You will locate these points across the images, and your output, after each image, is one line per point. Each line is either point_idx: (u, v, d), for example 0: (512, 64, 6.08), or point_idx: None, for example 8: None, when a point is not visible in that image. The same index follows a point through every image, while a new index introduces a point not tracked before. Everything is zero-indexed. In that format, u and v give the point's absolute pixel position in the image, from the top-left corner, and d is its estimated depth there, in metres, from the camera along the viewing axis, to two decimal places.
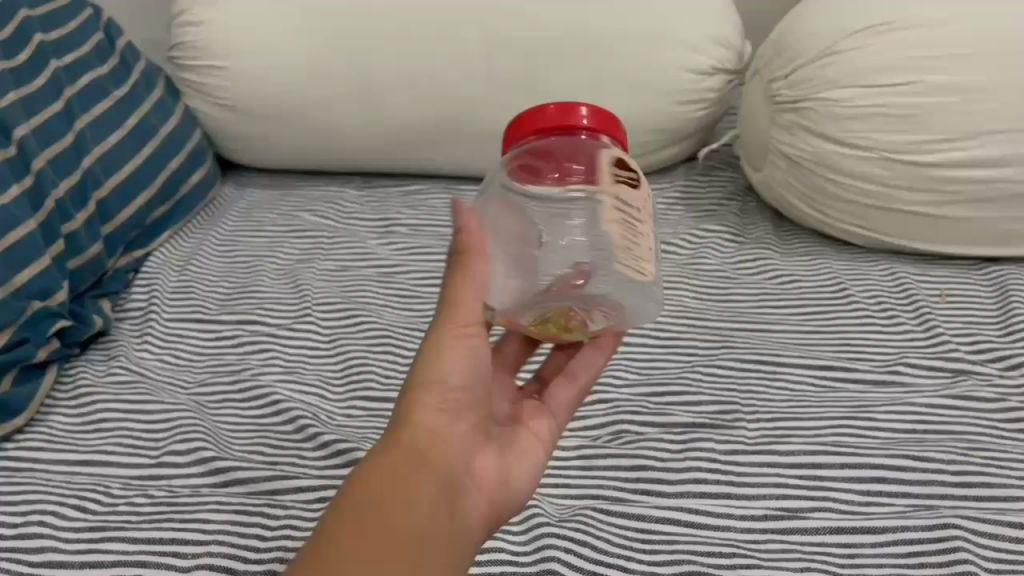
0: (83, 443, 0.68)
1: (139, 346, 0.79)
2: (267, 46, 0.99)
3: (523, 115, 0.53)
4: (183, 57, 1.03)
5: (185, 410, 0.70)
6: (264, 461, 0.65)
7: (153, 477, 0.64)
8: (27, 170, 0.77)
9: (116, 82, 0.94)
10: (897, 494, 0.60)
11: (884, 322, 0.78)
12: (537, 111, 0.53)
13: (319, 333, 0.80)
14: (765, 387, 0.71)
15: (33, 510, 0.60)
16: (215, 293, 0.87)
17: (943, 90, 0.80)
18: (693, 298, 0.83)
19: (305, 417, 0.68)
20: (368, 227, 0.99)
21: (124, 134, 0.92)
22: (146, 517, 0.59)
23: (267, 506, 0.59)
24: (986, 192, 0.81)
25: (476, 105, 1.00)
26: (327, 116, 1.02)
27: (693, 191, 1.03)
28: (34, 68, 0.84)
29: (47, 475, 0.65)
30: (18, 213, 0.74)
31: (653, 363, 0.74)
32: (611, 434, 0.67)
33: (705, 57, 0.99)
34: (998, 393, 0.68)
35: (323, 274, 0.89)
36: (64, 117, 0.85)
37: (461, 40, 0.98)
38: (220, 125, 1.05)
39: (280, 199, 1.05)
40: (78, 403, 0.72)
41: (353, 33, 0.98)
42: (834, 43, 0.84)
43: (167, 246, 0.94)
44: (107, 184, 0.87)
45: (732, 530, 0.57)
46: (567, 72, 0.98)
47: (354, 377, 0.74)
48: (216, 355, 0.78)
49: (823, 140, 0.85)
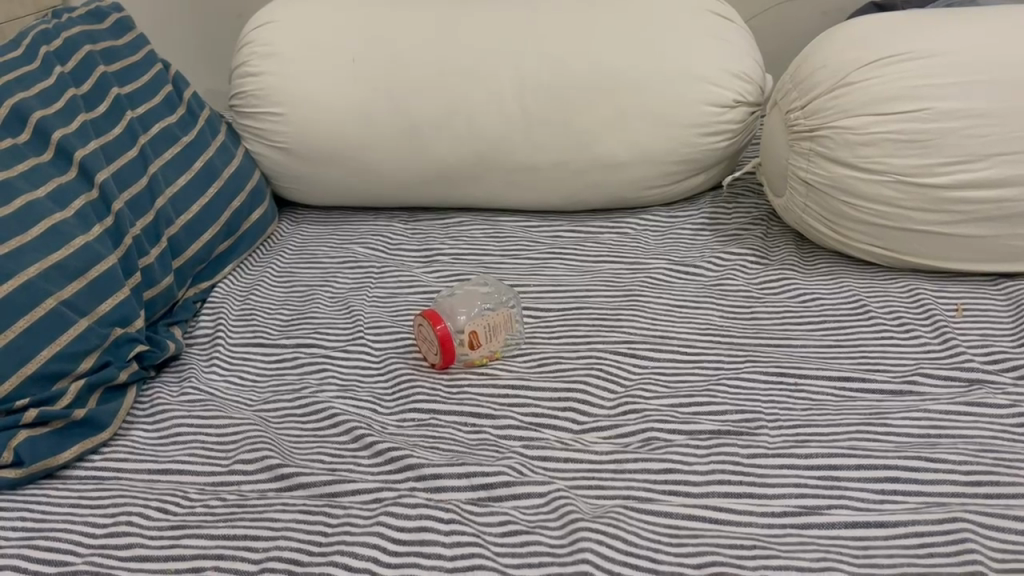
0: (162, 453, 0.75)
1: (208, 368, 0.87)
2: (318, 93, 1.08)
3: (437, 324, 0.80)
4: (243, 105, 1.12)
5: (251, 423, 0.76)
6: (323, 467, 0.71)
7: (224, 483, 0.71)
8: (107, 210, 0.86)
9: (184, 129, 1.03)
10: (910, 493, 0.63)
11: (904, 336, 0.82)
12: (440, 323, 0.80)
13: (371, 354, 0.87)
14: (786, 397, 0.76)
15: (120, 512, 0.66)
16: (275, 319, 0.94)
17: (949, 116, 0.84)
18: (719, 316, 0.89)
19: (359, 427, 0.74)
20: (413, 257, 1.06)
21: (191, 176, 1.00)
22: (221, 517, 0.65)
23: (328, 506, 0.65)
24: (996, 211, 0.85)
25: (512, 142, 1.07)
26: (372, 157, 1.10)
27: (719, 218, 1.09)
28: (110, 121, 0.94)
29: (131, 482, 0.71)
30: (102, 249, 0.82)
31: (680, 376, 0.80)
32: (641, 440, 0.72)
33: (728, 91, 1.05)
34: (1011, 399, 0.72)
35: (373, 301, 0.96)
36: (139, 162, 0.93)
37: (496, 84, 1.06)
38: (276, 167, 1.13)
39: (331, 234, 1.13)
40: (156, 419, 0.79)
41: (398, 79, 1.07)
42: (846, 76, 0.90)
43: (228, 279, 1.02)
44: (177, 221, 0.95)
45: (754, 525, 0.62)
46: (595, 111, 1.05)
47: (404, 393, 0.80)
48: (277, 376, 0.86)
49: (839, 165, 0.90)
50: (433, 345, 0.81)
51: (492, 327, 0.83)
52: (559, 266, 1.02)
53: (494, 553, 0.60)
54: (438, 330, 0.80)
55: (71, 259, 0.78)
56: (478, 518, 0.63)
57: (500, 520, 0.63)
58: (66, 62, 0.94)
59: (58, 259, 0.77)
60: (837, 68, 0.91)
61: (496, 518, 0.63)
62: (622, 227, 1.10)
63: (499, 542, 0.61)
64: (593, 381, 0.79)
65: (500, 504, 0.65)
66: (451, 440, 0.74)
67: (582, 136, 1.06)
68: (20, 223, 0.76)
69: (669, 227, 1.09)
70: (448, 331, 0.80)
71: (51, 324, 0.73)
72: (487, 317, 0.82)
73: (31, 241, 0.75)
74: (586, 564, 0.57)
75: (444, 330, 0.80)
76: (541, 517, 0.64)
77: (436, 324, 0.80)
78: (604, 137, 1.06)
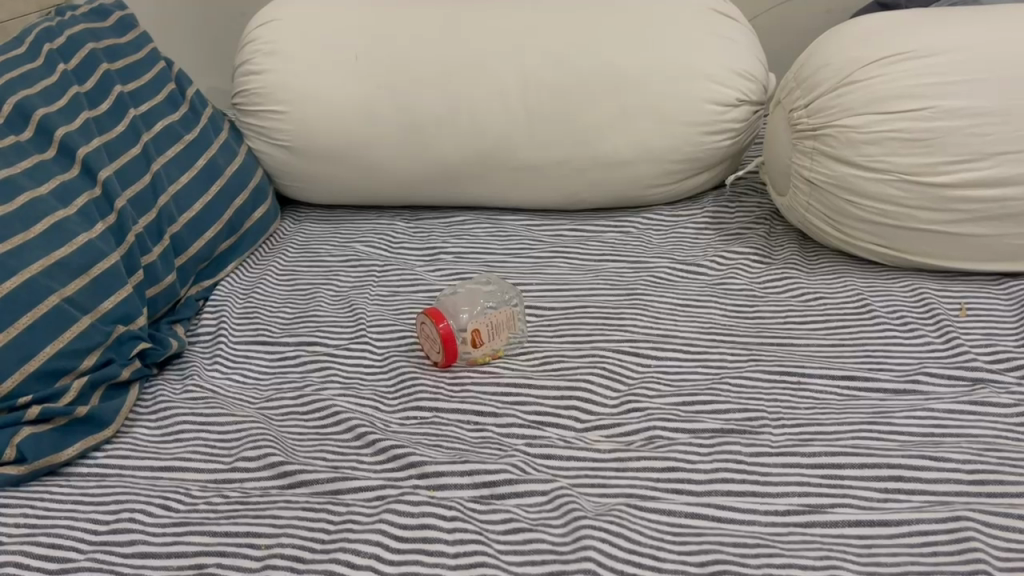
0: (164, 451, 0.75)
1: (211, 366, 0.87)
2: (321, 91, 1.08)
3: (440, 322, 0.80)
4: (246, 103, 1.12)
5: (254, 421, 0.76)
6: (326, 464, 0.71)
7: (227, 481, 0.71)
8: (110, 208, 0.86)
9: (188, 127, 1.04)
10: (914, 492, 0.63)
11: (907, 335, 0.82)
12: (442, 322, 0.80)
13: (373, 352, 0.87)
14: (789, 396, 0.75)
15: (122, 509, 0.66)
16: (278, 317, 0.94)
17: (954, 114, 0.84)
18: (722, 315, 0.89)
19: (362, 425, 0.74)
20: (416, 255, 1.06)
21: (194, 175, 1.00)
22: (224, 514, 0.65)
23: (331, 504, 0.65)
24: (1001, 210, 0.84)
25: (515, 141, 1.07)
26: (375, 155, 1.10)
27: (722, 217, 1.08)
28: (114, 119, 0.94)
29: (134, 479, 0.71)
30: (105, 246, 0.82)
31: (684, 375, 0.80)
32: (644, 439, 0.72)
33: (731, 90, 1.05)
34: (1015, 399, 0.72)
35: (375, 299, 0.96)
36: (142, 160, 0.93)
37: (500, 83, 1.06)
38: (279, 165, 1.13)
39: (334, 233, 1.13)
40: (158, 416, 0.79)
41: (402, 77, 1.07)
42: (850, 74, 0.90)
43: (232, 278, 1.02)
44: (180, 219, 0.95)
45: (757, 524, 0.62)
46: (598, 109, 1.05)
47: (407, 391, 0.80)
48: (280, 374, 0.86)
49: (843, 164, 0.90)
50: (435, 343, 0.81)
51: (494, 327, 0.82)
52: (562, 265, 1.02)
53: (497, 550, 0.60)
54: (439, 328, 0.80)
55: (73, 257, 0.78)
56: (481, 515, 0.63)
57: (503, 518, 0.63)
58: (69, 60, 0.95)
59: (62, 256, 0.77)
60: (841, 67, 0.91)
61: (499, 515, 0.63)
62: (625, 226, 1.10)
63: (502, 540, 0.61)
64: (595, 379, 0.79)
65: (503, 502, 0.65)
66: (453, 437, 0.73)
67: (585, 135, 1.06)
68: (22, 220, 0.75)
69: (672, 226, 1.09)
70: (449, 330, 0.80)
71: (55, 322, 0.73)
72: (490, 317, 0.82)
73: (33, 238, 0.75)
74: (589, 562, 0.57)
75: (445, 329, 0.79)
76: (544, 515, 0.63)
77: (438, 322, 0.80)
78: (607, 136, 1.06)
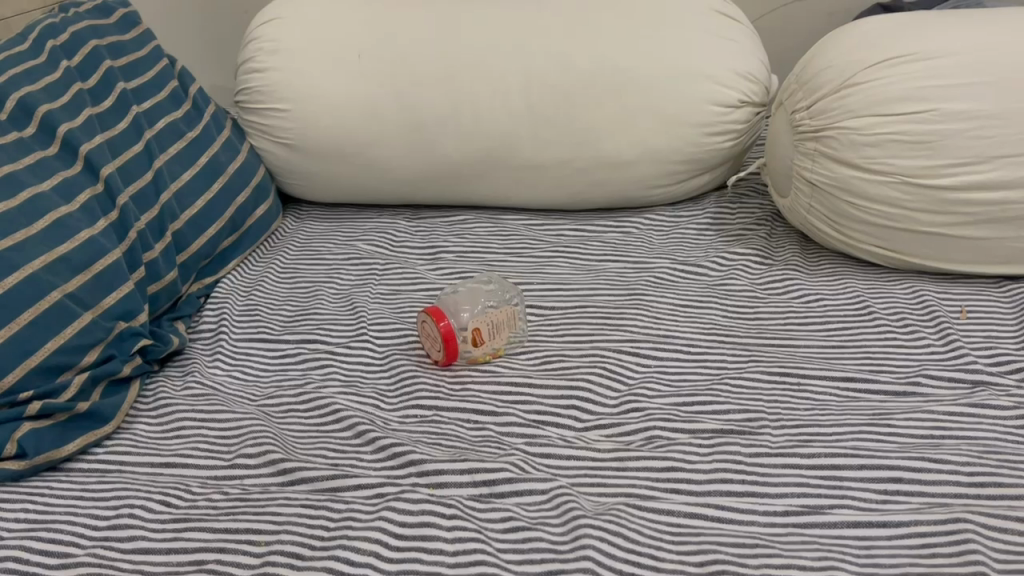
0: (164, 447, 0.75)
1: (211, 363, 0.87)
2: (323, 90, 1.08)
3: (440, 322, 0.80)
4: (250, 101, 1.12)
5: (254, 418, 0.77)
6: (326, 462, 0.71)
7: (227, 477, 0.71)
8: (112, 205, 0.86)
9: (190, 124, 1.04)
10: (912, 493, 0.63)
11: (907, 337, 0.82)
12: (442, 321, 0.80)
13: (374, 350, 0.87)
14: (789, 398, 0.75)
15: (122, 505, 0.66)
16: (279, 315, 0.94)
17: (956, 117, 0.84)
18: (723, 316, 0.89)
19: (362, 422, 0.74)
20: (417, 254, 1.06)
21: (196, 172, 1.00)
22: (223, 511, 0.65)
23: (330, 501, 0.65)
24: (1002, 213, 0.84)
25: (517, 141, 1.07)
26: (377, 153, 1.10)
27: (723, 218, 1.09)
28: (116, 115, 0.94)
29: (134, 475, 0.72)
30: (106, 243, 0.82)
31: (684, 375, 0.80)
32: (643, 439, 0.72)
33: (733, 91, 1.05)
34: (1014, 401, 0.72)
35: (376, 297, 0.96)
36: (144, 157, 0.93)
37: (502, 82, 1.06)
38: (280, 163, 1.14)
39: (335, 231, 1.13)
40: (159, 412, 0.79)
41: (404, 76, 1.07)
42: (852, 76, 0.90)
43: (233, 275, 1.03)
44: (182, 216, 0.95)
45: (756, 524, 0.62)
46: (600, 109, 1.05)
47: (407, 389, 0.80)
48: (281, 371, 0.86)
49: (844, 166, 0.90)
50: (436, 342, 0.81)
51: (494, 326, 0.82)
52: (563, 265, 1.02)
53: (497, 549, 0.60)
54: (439, 327, 0.80)
55: (75, 254, 0.78)
56: (480, 514, 0.63)
57: (503, 516, 0.63)
58: (72, 57, 0.95)
59: (64, 253, 0.77)
60: (843, 69, 0.91)
61: (499, 514, 0.63)
62: (626, 226, 1.10)
63: (502, 538, 0.61)
64: (595, 379, 0.79)
65: (502, 501, 0.65)
66: (453, 436, 0.74)
67: (587, 134, 1.06)
68: (25, 217, 0.76)
69: (673, 226, 1.09)
70: (450, 329, 0.80)
71: (56, 318, 0.73)
72: (490, 317, 0.82)
73: (36, 235, 0.75)
74: (588, 561, 0.57)
75: (446, 327, 0.80)
76: (543, 514, 0.63)
77: (438, 321, 0.80)
78: (609, 136, 1.06)
